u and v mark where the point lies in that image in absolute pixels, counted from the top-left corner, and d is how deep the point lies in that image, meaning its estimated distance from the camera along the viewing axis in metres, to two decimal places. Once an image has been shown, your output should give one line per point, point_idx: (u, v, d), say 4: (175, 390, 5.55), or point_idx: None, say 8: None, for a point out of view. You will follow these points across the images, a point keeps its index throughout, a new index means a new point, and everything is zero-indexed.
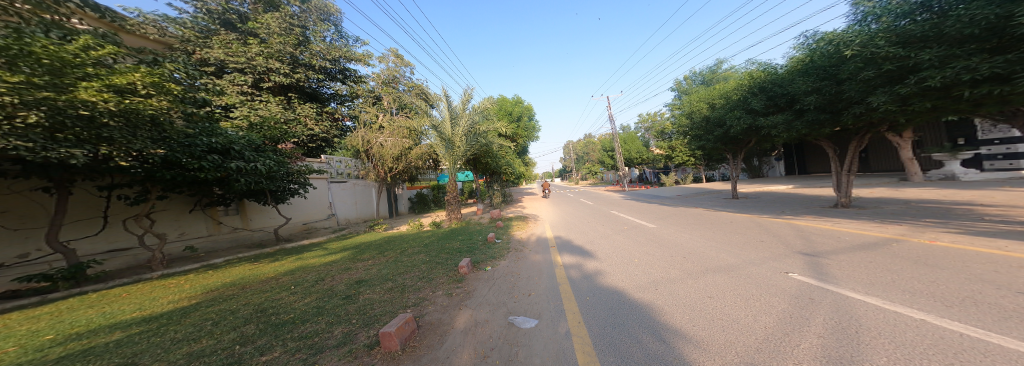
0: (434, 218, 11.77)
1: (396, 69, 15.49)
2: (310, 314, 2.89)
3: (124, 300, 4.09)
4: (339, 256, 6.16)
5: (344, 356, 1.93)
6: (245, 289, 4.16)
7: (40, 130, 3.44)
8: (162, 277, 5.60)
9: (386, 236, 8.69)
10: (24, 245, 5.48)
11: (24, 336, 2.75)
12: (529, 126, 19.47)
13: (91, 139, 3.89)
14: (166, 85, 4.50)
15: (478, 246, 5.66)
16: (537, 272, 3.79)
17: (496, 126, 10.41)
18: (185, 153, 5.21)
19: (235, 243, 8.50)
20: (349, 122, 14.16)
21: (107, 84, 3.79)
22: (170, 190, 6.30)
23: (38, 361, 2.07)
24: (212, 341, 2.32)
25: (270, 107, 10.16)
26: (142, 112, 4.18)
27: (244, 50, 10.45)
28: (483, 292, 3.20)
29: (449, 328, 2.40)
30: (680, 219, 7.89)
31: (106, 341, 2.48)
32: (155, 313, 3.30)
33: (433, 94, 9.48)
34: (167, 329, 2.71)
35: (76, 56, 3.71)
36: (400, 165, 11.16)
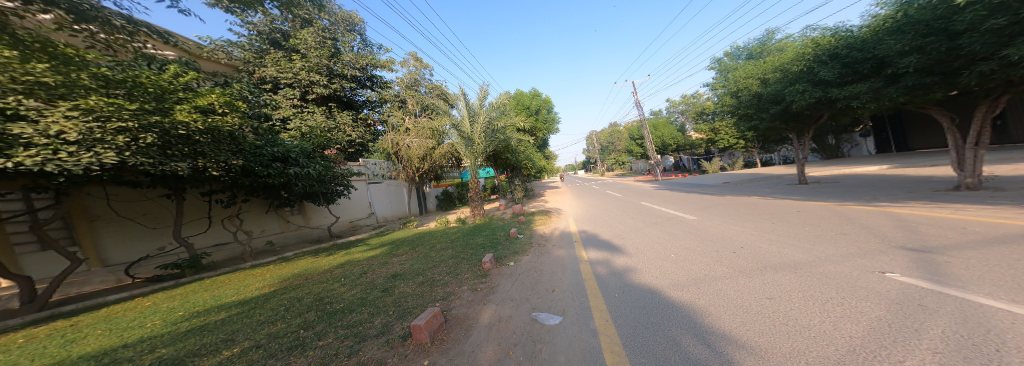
0: (459, 215, 12.03)
1: (416, 72, 15.84)
2: (355, 304, 3.08)
3: (228, 285, 4.78)
4: (378, 251, 6.56)
5: (387, 345, 2.03)
6: (308, 279, 4.57)
7: (155, 148, 4.02)
8: (253, 266, 6.33)
9: (419, 231, 9.11)
10: (159, 240, 6.65)
11: (164, 312, 3.34)
12: (547, 119, 19.21)
13: (190, 154, 4.54)
14: (236, 103, 5.03)
15: (501, 242, 5.72)
16: (560, 267, 3.74)
17: (513, 121, 10.35)
18: (256, 162, 5.85)
19: (300, 238, 9.44)
20: (381, 126, 14.79)
21: (193, 105, 4.33)
22: (250, 194, 7.10)
23: (175, 332, 2.56)
24: (285, 324, 2.56)
25: (316, 117, 11.29)
26: (222, 128, 4.73)
27: (291, 66, 11.47)
28: (506, 287, 3.23)
29: (474, 323, 2.44)
30: (726, 210, 7.36)
31: (217, 318, 2.87)
32: (248, 297, 3.72)
33: (451, 94, 9.56)
34: (254, 311, 3.05)
35: (170, 83, 4.23)
36: (426, 165, 11.53)
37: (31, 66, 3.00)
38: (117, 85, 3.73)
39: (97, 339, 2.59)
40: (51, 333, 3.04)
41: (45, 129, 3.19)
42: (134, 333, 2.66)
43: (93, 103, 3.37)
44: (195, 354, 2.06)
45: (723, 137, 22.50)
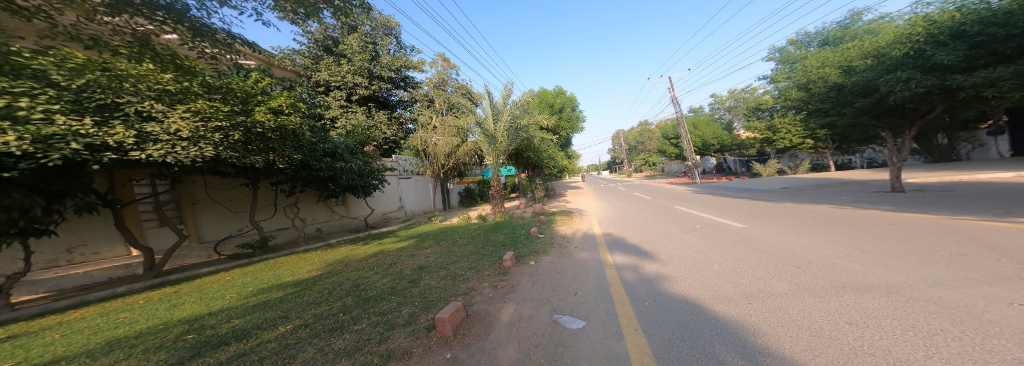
0: (480, 212, 12.16)
1: (443, 73, 16.32)
2: (386, 293, 3.25)
3: (283, 265, 5.45)
4: (406, 243, 6.88)
5: (413, 335, 2.12)
6: (348, 266, 4.92)
7: (240, 144, 4.93)
8: (306, 251, 7.05)
9: (442, 226, 9.41)
10: (236, 223, 7.58)
11: (241, 287, 4.05)
12: (571, 117, 18.85)
13: (264, 149, 5.45)
14: (298, 105, 6.00)
15: (522, 240, 5.70)
16: (583, 270, 3.64)
17: (536, 119, 10.29)
18: (313, 157, 6.73)
19: (343, 227, 10.33)
20: (412, 125, 15.46)
21: (267, 106, 5.34)
22: (306, 186, 7.89)
23: (243, 307, 3.02)
24: (328, 306, 2.80)
25: (359, 117, 12.34)
26: (288, 126, 5.69)
27: (339, 70, 12.56)
28: (527, 286, 3.21)
29: (495, 320, 2.47)
30: (780, 219, 6.61)
31: (276, 296, 3.30)
32: (300, 279, 4.21)
33: (477, 92, 9.69)
34: (305, 291, 3.39)
35: (251, 90, 5.26)
36: (450, 162, 11.91)
37: (161, 77, 4.12)
38: (216, 91, 4.76)
39: (192, 306, 3.29)
40: (167, 297, 3.90)
41: (165, 129, 4.03)
42: (217, 303, 3.32)
43: (196, 107, 4.25)
44: (255, 329, 2.35)
45: (784, 136, 20.36)
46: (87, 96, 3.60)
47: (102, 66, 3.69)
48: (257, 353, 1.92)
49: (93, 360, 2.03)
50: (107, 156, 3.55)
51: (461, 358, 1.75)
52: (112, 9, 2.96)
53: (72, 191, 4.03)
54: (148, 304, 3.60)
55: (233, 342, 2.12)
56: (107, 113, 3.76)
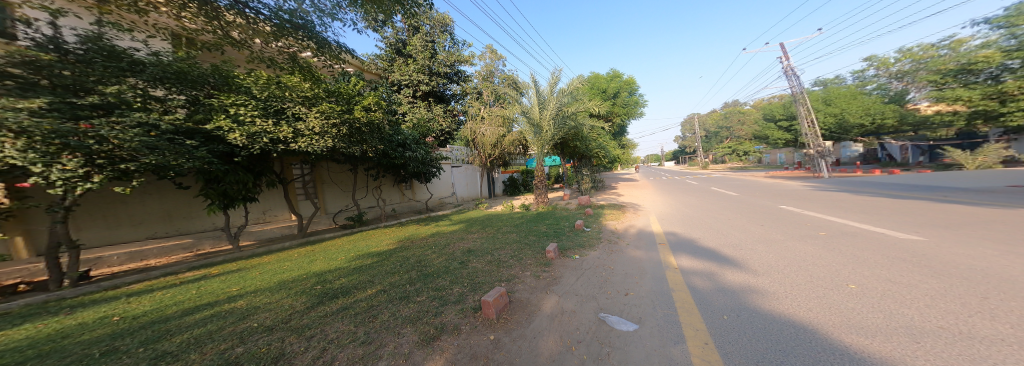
0: (524, 201, 12.25)
1: (491, 64, 16.61)
2: (441, 271, 3.78)
3: (372, 238, 6.75)
4: (456, 227, 7.38)
5: (463, 315, 2.52)
6: (413, 242, 5.78)
7: (346, 137, 6.10)
8: (386, 226, 8.45)
9: (488, 213, 9.82)
10: (343, 200, 9.60)
11: (348, 251, 5.46)
12: (626, 103, 17.33)
13: (360, 141, 6.59)
14: (383, 102, 6.96)
15: (566, 232, 5.58)
16: (636, 270, 3.37)
17: (584, 107, 9.79)
18: (391, 147, 7.94)
19: (412, 208, 11.72)
20: (463, 117, 16.15)
21: (363, 105, 6.40)
22: (385, 172, 9.47)
23: (348, 267, 4.31)
24: (399, 277, 3.69)
25: (422, 111, 13.45)
26: (377, 121, 6.68)
27: (406, 69, 13.81)
28: (570, 280, 3.14)
29: (537, 310, 2.51)
30: (923, 224, 4.90)
31: (363, 262, 4.52)
32: (381, 250, 5.32)
33: (522, 82, 9.55)
34: (384, 262, 4.47)
35: (353, 91, 6.32)
36: (497, 151, 12.27)
37: (300, 86, 5.42)
38: (333, 95, 5.89)
39: (320, 263, 4.62)
40: (311, 255, 5.39)
41: (305, 127, 5.34)
42: (333, 262, 4.68)
43: (322, 110, 5.42)
44: (353, 288, 3.36)
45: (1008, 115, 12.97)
46: (268, 103, 5.19)
47: (268, 81, 5.20)
48: (354, 308, 2.73)
49: (274, 294, 3.18)
50: (278, 146, 5.29)
51: (502, 343, 1.96)
52: (274, 34, 4.81)
53: (266, 171, 6.17)
54: (303, 258, 5.10)
55: (342, 296, 3.07)
56: (275, 116, 5.34)
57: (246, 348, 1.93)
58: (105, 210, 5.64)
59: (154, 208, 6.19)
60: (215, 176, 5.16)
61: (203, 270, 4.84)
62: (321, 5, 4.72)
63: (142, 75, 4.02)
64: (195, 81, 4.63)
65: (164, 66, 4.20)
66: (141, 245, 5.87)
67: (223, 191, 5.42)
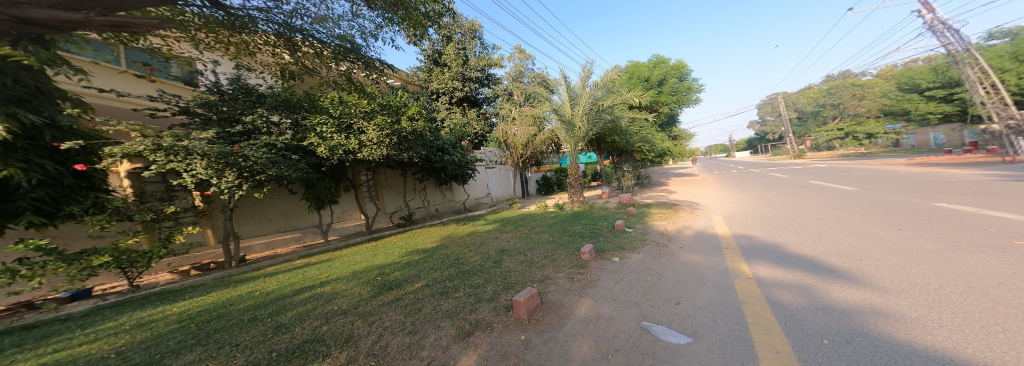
0: (558, 200, 11.98)
1: (520, 65, 16.62)
2: (476, 269, 3.84)
3: (418, 236, 7.14)
4: (490, 226, 7.47)
5: (496, 312, 2.55)
6: (452, 241, 5.97)
7: (394, 145, 6.84)
8: (431, 225, 8.86)
9: (521, 213, 9.81)
10: (394, 202, 10.32)
11: (398, 248, 5.87)
12: (675, 90, 15.70)
13: (406, 148, 7.30)
14: (422, 111, 7.66)
15: (603, 232, 5.26)
16: (690, 277, 2.92)
17: (621, 101, 9.26)
18: (433, 153, 8.53)
19: (450, 208, 12.16)
20: (495, 119, 16.35)
21: (407, 115, 7.14)
22: (429, 176, 10.02)
23: (397, 262, 4.66)
24: (438, 273, 3.85)
25: (456, 115, 13.96)
26: (420, 129, 7.31)
27: (441, 77, 14.45)
28: (608, 284, 2.95)
29: (570, 313, 2.45)
30: None
31: (406, 259, 4.83)
32: (424, 248, 5.60)
33: (552, 79, 9.34)
34: (426, 258, 4.73)
35: (399, 104, 7.14)
36: (529, 151, 12.23)
37: (359, 102, 6.40)
38: (386, 108, 6.85)
39: (381, 257, 5.18)
40: (372, 250, 5.94)
41: (366, 138, 6.35)
42: (382, 258, 5.08)
43: (378, 123, 6.37)
44: (403, 281, 3.71)
45: None
46: (342, 120, 6.37)
47: (338, 102, 6.30)
48: (403, 300, 3.09)
49: (347, 283, 3.88)
50: (350, 156, 6.46)
51: (534, 344, 2.01)
52: (334, 58, 5.28)
53: (344, 178, 7.68)
54: (369, 252, 5.79)
55: (394, 288, 3.46)
56: (346, 131, 6.48)
57: (330, 327, 2.60)
58: (253, 210, 7.21)
59: (279, 209, 7.71)
60: (312, 183, 6.73)
61: (306, 259, 5.95)
62: (363, 26, 5.06)
63: (266, 106, 5.78)
64: (292, 106, 6.12)
65: (278, 96, 5.88)
66: (271, 236, 7.45)
67: (317, 196, 6.98)
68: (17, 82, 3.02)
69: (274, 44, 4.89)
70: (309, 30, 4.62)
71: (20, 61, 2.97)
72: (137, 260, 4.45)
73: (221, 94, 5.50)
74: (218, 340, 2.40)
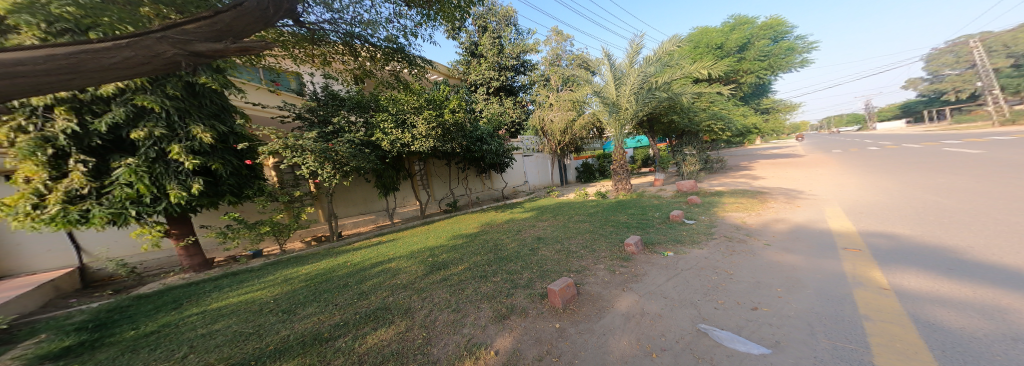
0: (600, 189, 11.42)
1: (558, 48, 15.86)
2: (513, 255, 3.86)
3: (461, 221, 7.42)
4: (528, 214, 7.46)
5: (531, 299, 2.55)
6: (491, 227, 6.08)
7: (439, 137, 7.12)
8: (472, 212, 9.18)
9: (559, 201, 9.62)
10: (441, 189, 10.87)
11: (445, 232, 6.21)
12: (765, 53, 13.10)
13: (450, 139, 7.56)
14: (459, 103, 7.84)
15: (651, 223, 4.84)
16: (770, 278, 2.46)
17: (673, 77, 8.30)
18: (472, 144, 8.76)
19: (488, 196, 12.41)
20: (531, 106, 16.01)
21: (449, 108, 7.37)
22: (469, 164, 10.34)
23: (443, 246, 4.91)
24: (479, 257, 3.96)
25: (492, 105, 14.04)
26: (460, 121, 7.51)
27: (477, 68, 14.52)
28: (657, 280, 2.70)
29: (609, 306, 2.32)
30: None
31: (448, 243, 5.07)
32: (467, 233, 5.81)
33: (594, 60, 8.72)
34: (467, 243, 4.89)
35: (439, 99, 7.41)
36: (567, 137, 11.79)
37: (409, 99, 6.73)
38: (432, 102, 7.15)
39: (430, 240, 5.51)
40: (421, 234, 6.34)
41: (417, 132, 6.71)
42: (431, 241, 5.42)
43: (425, 117, 6.67)
44: (449, 263, 3.89)
45: None
46: (400, 116, 6.77)
47: (393, 100, 6.71)
48: (449, 280, 3.22)
49: (401, 261, 4.23)
50: (405, 148, 6.91)
51: (568, 333, 1.97)
52: (385, 59, 5.56)
53: (402, 167, 8.33)
54: (422, 234, 6.26)
55: (441, 269, 3.65)
56: (402, 126, 6.92)
57: (394, 298, 2.89)
58: (345, 195, 8.33)
59: (360, 195, 8.67)
60: (380, 172, 7.46)
61: (380, 237, 6.72)
62: (405, 26, 5.18)
63: (347, 108, 6.68)
64: (361, 106, 6.80)
65: (354, 99, 6.71)
66: (355, 216, 8.52)
67: (383, 184, 7.73)
68: (210, 102, 4.74)
69: (343, 53, 5.28)
70: (365, 35, 4.83)
71: (207, 87, 4.64)
72: (284, 230, 5.90)
73: (318, 101, 6.57)
74: (325, 299, 3.05)
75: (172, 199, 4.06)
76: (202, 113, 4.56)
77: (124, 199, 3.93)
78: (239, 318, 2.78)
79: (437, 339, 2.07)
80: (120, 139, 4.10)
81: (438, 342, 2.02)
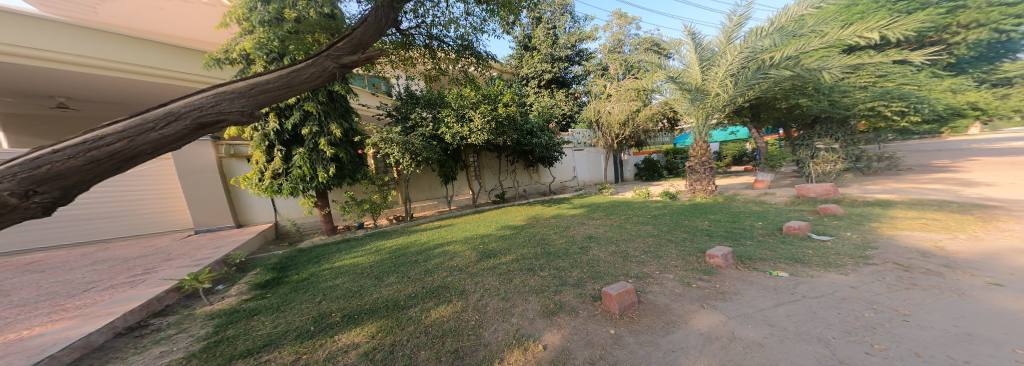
0: (665, 189, 10.05)
1: (618, 34, 14.58)
2: (561, 252, 3.70)
3: (509, 213, 7.52)
4: (578, 211, 7.12)
5: (582, 299, 2.37)
6: (537, 221, 5.99)
7: (494, 130, 7.34)
8: (519, 205, 9.24)
9: (613, 199, 8.88)
10: (492, 181, 11.19)
11: (492, 222, 6.36)
12: None
13: (506, 131, 7.72)
14: (511, 97, 7.91)
15: (730, 233, 4.06)
16: (949, 312, 1.74)
17: (812, 47, 6.36)
18: (524, 137, 8.76)
19: (535, 191, 12.27)
20: (585, 98, 15.14)
21: (504, 102, 7.56)
22: (517, 158, 10.42)
23: (492, 235, 5.03)
24: (526, 250, 3.91)
25: (544, 99, 13.70)
26: (513, 115, 7.63)
27: (530, 61, 14.32)
28: (754, 302, 2.20)
29: (682, 322, 1.99)
30: None
31: (495, 233, 5.17)
32: (517, 224, 5.84)
33: (670, 41, 7.69)
34: (514, 235, 4.91)
35: (495, 94, 7.66)
36: (627, 130, 10.76)
37: (470, 95, 7.06)
38: (488, 97, 7.44)
39: (482, 228, 5.72)
40: (473, 222, 6.66)
41: (474, 126, 7.00)
42: (485, 229, 5.63)
43: (482, 111, 6.95)
44: (498, 252, 3.96)
45: None
46: (461, 111, 7.15)
47: (457, 96, 7.16)
48: (498, 269, 3.25)
49: (459, 245, 4.48)
50: (464, 141, 7.25)
51: (625, 342, 1.75)
52: (454, 59, 5.84)
53: (458, 159, 8.82)
54: (475, 222, 6.55)
55: (491, 257, 3.72)
56: (462, 121, 7.30)
57: (451, 279, 3.05)
58: (418, 182, 9.29)
59: (427, 182, 9.55)
60: (442, 163, 8.08)
61: (439, 221, 7.30)
62: (475, 23, 5.36)
63: (420, 105, 7.30)
64: (431, 103, 7.40)
65: (427, 98, 7.34)
66: (423, 201, 9.39)
67: (444, 173, 8.33)
68: (340, 104, 5.85)
69: (425, 55, 5.64)
70: (440, 35, 5.18)
71: (339, 93, 5.75)
72: (377, 208, 6.80)
73: (402, 100, 7.37)
74: (404, 271, 3.42)
75: (319, 178, 5.32)
76: (336, 114, 5.67)
77: (297, 178, 5.34)
78: (349, 277, 3.33)
79: (488, 323, 2.09)
80: (295, 135, 5.48)
81: (489, 327, 2.04)
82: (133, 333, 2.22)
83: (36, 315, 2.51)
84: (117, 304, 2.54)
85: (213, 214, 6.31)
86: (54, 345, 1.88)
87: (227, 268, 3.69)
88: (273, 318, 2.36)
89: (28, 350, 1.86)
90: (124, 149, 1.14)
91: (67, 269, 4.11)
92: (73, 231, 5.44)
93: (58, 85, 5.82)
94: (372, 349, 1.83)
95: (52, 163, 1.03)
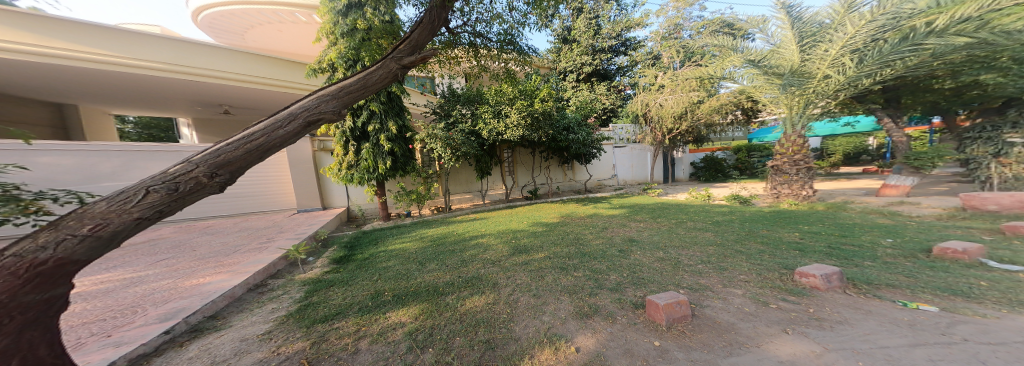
0: (729, 193, 8.66)
1: (674, 19, 13.02)
2: (597, 253, 3.47)
3: (543, 210, 7.36)
4: (619, 211, 6.62)
5: (621, 305, 2.17)
6: (569, 220, 5.74)
7: (529, 126, 7.23)
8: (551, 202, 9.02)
9: (662, 201, 8.02)
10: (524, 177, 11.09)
11: (524, 218, 6.30)
12: None
13: (541, 127, 7.55)
14: (548, 93, 7.65)
15: (817, 250, 3.32)
16: None
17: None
18: (561, 133, 8.45)
19: (570, 188, 11.79)
20: (630, 90, 13.98)
21: (541, 98, 7.37)
22: (551, 154, 10.15)
23: (524, 231, 4.95)
24: (558, 249, 3.74)
25: (584, 93, 12.98)
26: (549, 111, 7.45)
27: (570, 54, 13.59)
28: (856, 338, 1.72)
29: (751, 345, 1.66)
30: None
31: (525, 229, 5.09)
32: (551, 222, 5.66)
33: (750, 17, 6.59)
34: (547, 232, 4.75)
35: (531, 90, 7.51)
36: (683, 125, 9.58)
37: (508, 91, 7.01)
38: (525, 93, 7.31)
39: (515, 223, 5.69)
40: (506, 216, 6.68)
41: (510, 122, 6.98)
42: (516, 224, 5.59)
43: (517, 106, 6.90)
44: (529, 248, 3.87)
45: None
46: (499, 107, 7.16)
47: (495, 92, 7.19)
48: (530, 265, 3.17)
49: (491, 239, 4.51)
50: (499, 137, 7.26)
51: (674, 356, 1.53)
52: (495, 56, 5.80)
53: (494, 154, 8.92)
54: (508, 217, 6.56)
55: (521, 253, 3.65)
56: (498, 117, 7.31)
57: (484, 272, 3.06)
58: (456, 175, 9.66)
59: (465, 176, 9.89)
60: (479, 158, 8.26)
61: (475, 214, 7.48)
62: (516, 17, 5.23)
63: (460, 103, 7.49)
64: (472, 100, 7.56)
65: (468, 95, 7.52)
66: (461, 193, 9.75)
67: (482, 168, 8.50)
68: (396, 103, 6.33)
69: (463, 54, 5.77)
70: (482, 33, 5.15)
71: (395, 94, 6.23)
72: (421, 198, 7.24)
73: (445, 98, 7.69)
74: (442, 260, 3.55)
75: (380, 170, 5.85)
76: (392, 112, 6.17)
77: (364, 169, 5.97)
78: (396, 261, 3.59)
79: (520, 318, 2.04)
80: (365, 132, 6.13)
81: (520, 322, 1.99)
82: (257, 290, 2.71)
83: (206, 267, 3.21)
84: (252, 264, 3.13)
85: (305, 196, 7.45)
86: (213, 292, 2.41)
87: (316, 243, 4.31)
88: (341, 290, 2.67)
89: (202, 293, 2.41)
90: (265, 143, 1.28)
91: (221, 234, 5.28)
92: (216, 205, 6.92)
93: (229, 99, 7.73)
94: (415, 329, 1.92)
95: (225, 153, 1.17)
